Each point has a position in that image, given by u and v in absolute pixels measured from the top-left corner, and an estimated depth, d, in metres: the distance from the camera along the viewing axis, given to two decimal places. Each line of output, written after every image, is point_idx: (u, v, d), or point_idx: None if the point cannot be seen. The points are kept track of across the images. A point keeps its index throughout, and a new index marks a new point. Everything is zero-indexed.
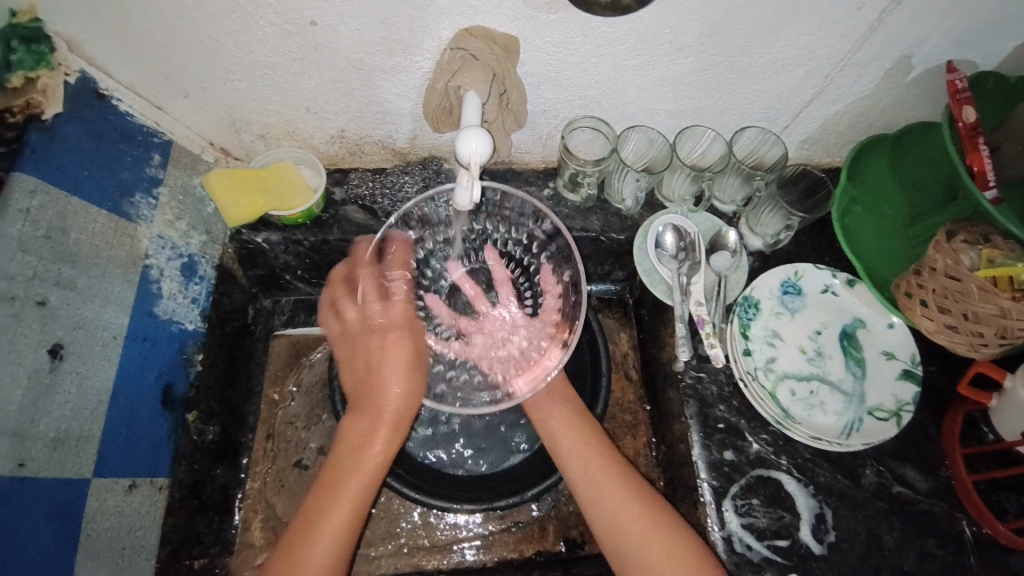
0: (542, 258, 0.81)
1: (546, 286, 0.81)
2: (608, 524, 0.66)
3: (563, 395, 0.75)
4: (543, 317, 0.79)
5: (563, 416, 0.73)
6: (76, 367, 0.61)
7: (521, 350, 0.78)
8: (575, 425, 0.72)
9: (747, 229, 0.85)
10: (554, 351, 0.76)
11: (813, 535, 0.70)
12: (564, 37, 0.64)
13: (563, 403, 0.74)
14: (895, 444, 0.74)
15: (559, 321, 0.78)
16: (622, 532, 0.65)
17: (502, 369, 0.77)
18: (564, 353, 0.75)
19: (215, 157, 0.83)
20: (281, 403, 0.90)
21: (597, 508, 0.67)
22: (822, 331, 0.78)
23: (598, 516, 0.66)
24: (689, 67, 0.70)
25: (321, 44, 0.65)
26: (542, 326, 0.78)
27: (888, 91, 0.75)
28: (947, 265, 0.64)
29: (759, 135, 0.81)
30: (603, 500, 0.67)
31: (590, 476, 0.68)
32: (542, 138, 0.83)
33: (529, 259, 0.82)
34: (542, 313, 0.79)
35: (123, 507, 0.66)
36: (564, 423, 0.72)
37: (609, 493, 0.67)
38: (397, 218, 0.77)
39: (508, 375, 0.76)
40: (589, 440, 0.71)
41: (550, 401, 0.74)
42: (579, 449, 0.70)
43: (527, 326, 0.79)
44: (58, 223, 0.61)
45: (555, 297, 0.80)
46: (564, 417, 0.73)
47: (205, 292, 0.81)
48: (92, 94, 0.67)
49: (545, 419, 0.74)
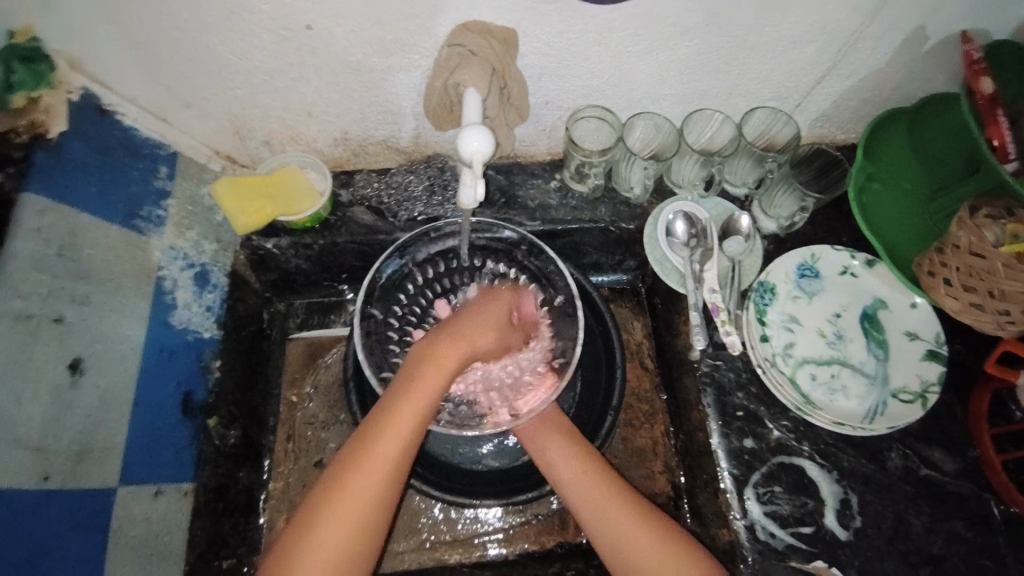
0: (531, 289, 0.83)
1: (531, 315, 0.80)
2: (619, 555, 0.64)
3: (558, 425, 0.75)
4: (536, 347, 0.78)
5: (564, 449, 0.72)
6: (96, 381, 0.63)
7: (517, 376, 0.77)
8: (574, 457, 0.71)
9: (761, 213, 0.83)
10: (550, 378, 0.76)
11: (838, 521, 0.68)
12: (564, 26, 0.63)
13: (559, 435, 0.73)
14: (920, 425, 0.72)
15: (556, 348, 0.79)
16: (629, 557, 0.64)
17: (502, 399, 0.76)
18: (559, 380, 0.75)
19: (221, 165, 0.83)
20: (299, 403, 0.92)
21: (606, 537, 0.65)
22: (842, 313, 0.76)
23: (607, 547, 0.65)
24: (695, 50, 0.68)
25: (318, 47, 0.65)
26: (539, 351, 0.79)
27: (904, 63, 0.72)
28: (971, 242, 0.62)
29: (771, 115, 0.78)
30: (613, 530, 0.65)
31: (589, 507, 0.67)
32: (546, 129, 0.81)
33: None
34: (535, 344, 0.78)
35: (150, 515, 0.68)
36: (559, 452, 0.72)
37: (615, 519, 0.66)
38: (394, 250, 0.80)
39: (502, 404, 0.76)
40: (586, 467, 0.70)
41: (549, 433, 0.74)
42: (577, 478, 0.69)
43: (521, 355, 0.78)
44: (70, 240, 0.62)
45: (544, 327, 0.79)
46: (564, 446, 0.72)
47: (219, 299, 0.82)
48: (96, 111, 0.67)
49: (541, 451, 0.73)
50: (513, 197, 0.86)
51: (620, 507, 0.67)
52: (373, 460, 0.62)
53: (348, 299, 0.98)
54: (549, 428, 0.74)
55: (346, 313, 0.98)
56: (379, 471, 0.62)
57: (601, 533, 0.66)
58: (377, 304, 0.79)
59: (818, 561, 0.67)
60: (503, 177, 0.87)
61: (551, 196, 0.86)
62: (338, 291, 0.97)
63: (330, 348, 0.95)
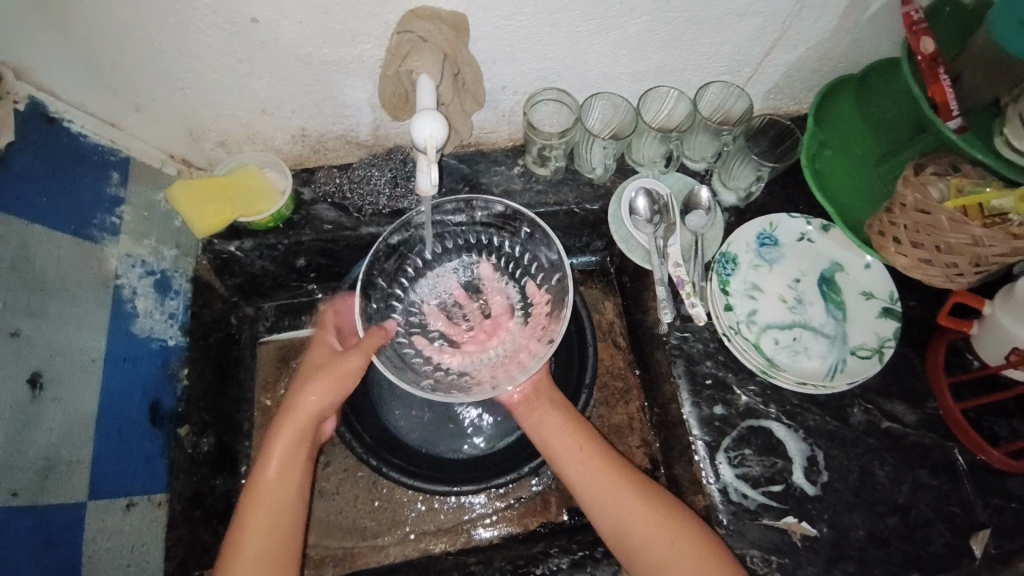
0: (534, 268, 0.81)
1: (532, 294, 0.80)
2: (617, 530, 0.66)
3: (555, 402, 0.75)
4: (533, 321, 0.78)
5: (559, 424, 0.73)
6: (58, 394, 0.62)
7: (508, 347, 0.77)
8: (569, 433, 0.72)
9: (720, 184, 0.85)
10: (540, 346, 0.75)
11: (806, 477, 0.71)
12: (514, 9, 0.64)
13: (556, 411, 0.74)
14: (879, 381, 0.75)
15: (547, 322, 0.77)
16: (631, 533, 0.65)
17: (491, 372, 0.75)
18: (549, 348, 0.73)
19: (177, 169, 0.82)
20: (275, 408, 0.91)
21: (601, 511, 0.67)
22: (801, 278, 0.79)
23: (605, 520, 0.67)
24: (644, 27, 0.69)
25: (266, 41, 0.64)
26: (531, 328, 0.77)
27: (847, 31, 0.74)
28: (916, 200, 0.64)
29: (723, 89, 0.80)
30: (615, 505, 0.67)
31: (588, 482, 0.69)
32: (505, 115, 0.82)
33: (519, 266, 0.82)
34: (532, 319, 0.78)
35: (123, 526, 0.68)
36: (555, 428, 0.72)
37: (613, 493, 0.67)
38: (383, 242, 0.78)
39: (497, 376, 0.75)
40: (587, 444, 0.71)
41: (544, 404, 0.74)
42: (575, 455, 0.71)
43: (518, 330, 0.78)
44: (22, 252, 0.60)
45: (543, 305, 0.78)
46: (558, 421, 0.73)
47: (182, 306, 0.81)
48: (41, 119, 0.64)
49: (540, 427, 0.73)
50: (477, 184, 0.86)
51: (618, 481, 0.68)
52: (266, 479, 0.67)
53: (319, 298, 0.98)
54: (545, 401, 0.74)
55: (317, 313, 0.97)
56: (276, 484, 0.66)
57: (601, 506, 0.67)
58: (383, 275, 0.79)
59: (788, 518, 0.70)
60: (465, 166, 0.87)
61: (515, 181, 0.87)
62: (308, 291, 0.97)
63: (302, 349, 0.94)
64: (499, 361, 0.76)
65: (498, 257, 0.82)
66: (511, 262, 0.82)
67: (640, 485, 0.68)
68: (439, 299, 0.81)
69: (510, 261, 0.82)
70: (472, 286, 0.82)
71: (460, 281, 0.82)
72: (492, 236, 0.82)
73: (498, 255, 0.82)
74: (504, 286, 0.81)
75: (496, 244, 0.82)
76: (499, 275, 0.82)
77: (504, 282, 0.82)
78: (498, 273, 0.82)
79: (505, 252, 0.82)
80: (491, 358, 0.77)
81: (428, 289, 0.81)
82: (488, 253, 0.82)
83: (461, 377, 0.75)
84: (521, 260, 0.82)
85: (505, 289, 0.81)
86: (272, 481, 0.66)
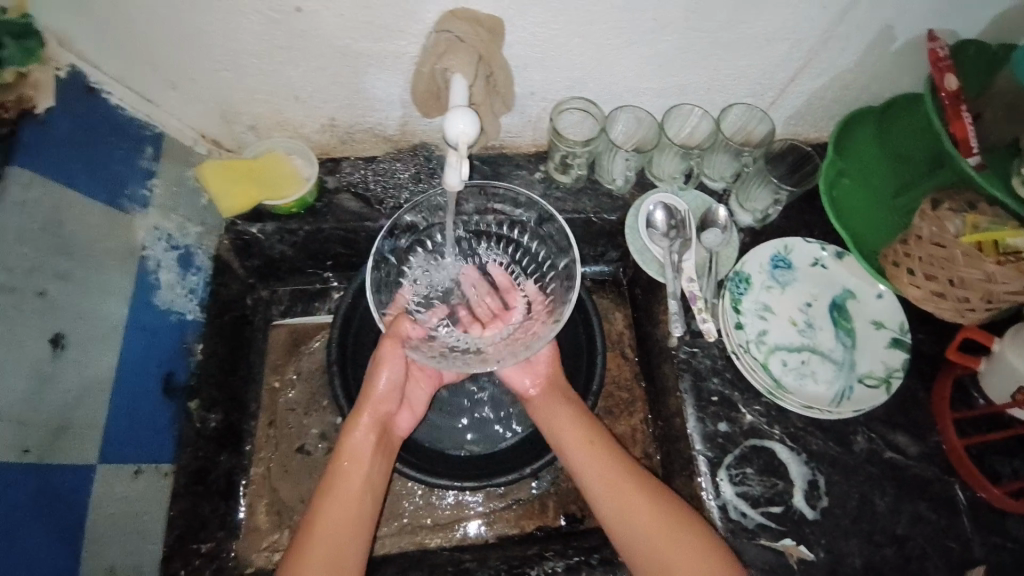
0: (547, 265, 0.82)
1: (534, 297, 0.81)
2: (620, 524, 0.67)
3: (567, 397, 0.77)
4: (535, 308, 0.79)
5: (571, 417, 0.74)
6: (78, 356, 0.63)
7: (517, 326, 0.78)
8: (579, 426, 0.73)
9: (737, 205, 0.86)
10: (544, 326, 0.74)
11: (805, 501, 0.71)
12: (548, 18, 0.65)
13: (568, 406, 0.75)
14: (885, 411, 0.75)
15: (550, 311, 0.77)
16: (632, 529, 0.66)
17: (499, 346, 0.75)
18: (551, 327, 0.72)
19: (207, 149, 0.84)
20: (282, 391, 0.92)
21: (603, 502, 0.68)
22: (812, 303, 0.79)
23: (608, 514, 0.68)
24: (674, 45, 0.71)
25: (306, 30, 0.66)
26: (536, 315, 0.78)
27: (871, 63, 0.75)
28: (932, 232, 0.65)
29: (746, 111, 0.81)
30: (621, 500, 0.67)
31: (592, 475, 0.70)
32: (532, 121, 0.84)
33: (530, 259, 0.83)
34: (535, 307, 0.79)
35: (128, 493, 0.68)
36: (567, 422, 0.74)
37: (617, 488, 0.68)
38: (389, 227, 0.76)
39: (504, 351, 0.75)
40: (594, 439, 0.72)
41: (558, 400, 0.76)
42: (583, 448, 0.72)
43: (526, 314, 0.79)
44: (53, 216, 0.62)
45: (543, 302, 0.79)
46: (569, 415, 0.75)
47: (202, 282, 0.82)
48: (82, 89, 0.67)
49: (552, 420, 0.75)
50: None
51: (624, 477, 0.69)
52: (353, 462, 0.70)
53: (333, 286, 0.99)
54: (558, 396, 0.77)
55: (330, 301, 0.98)
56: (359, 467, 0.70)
57: (604, 497, 0.68)
58: (395, 253, 0.78)
59: (786, 540, 0.70)
60: (488, 167, 0.89)
61: (536, 187, 0.88)
62: (323, 278, 0.98)
63: (313, 335, 0.95)
64: (508, 338, 0.76)
65: (507, 250, 0.84)
66: (524, 257, 0.83)
67: (644, 484, 0.68)
68: (450, 288, 0.82)
69: (522, 254, 0.83)
70: (483, 278, 0.83)
71: (473, 274, 0.83)
72: (508, 228, 0.83)
73: (508, 249, 0.84)
74: (516, 282, 0.82)
75: (506, 234, 0.83)
76: (507, 267, 0.84)
77: (512, 275, 0.83)
78: (506, 265, 0.84)
79: (515, 243, 0.83)
80: (500, 336, 0.77)
81: (439, 278, 0.82)
82: (500, 244, 0.84)
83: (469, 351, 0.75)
84: (532, 254, 0.83)
85: (515, 283, 0.83)
86: (356, 464, 0.70)
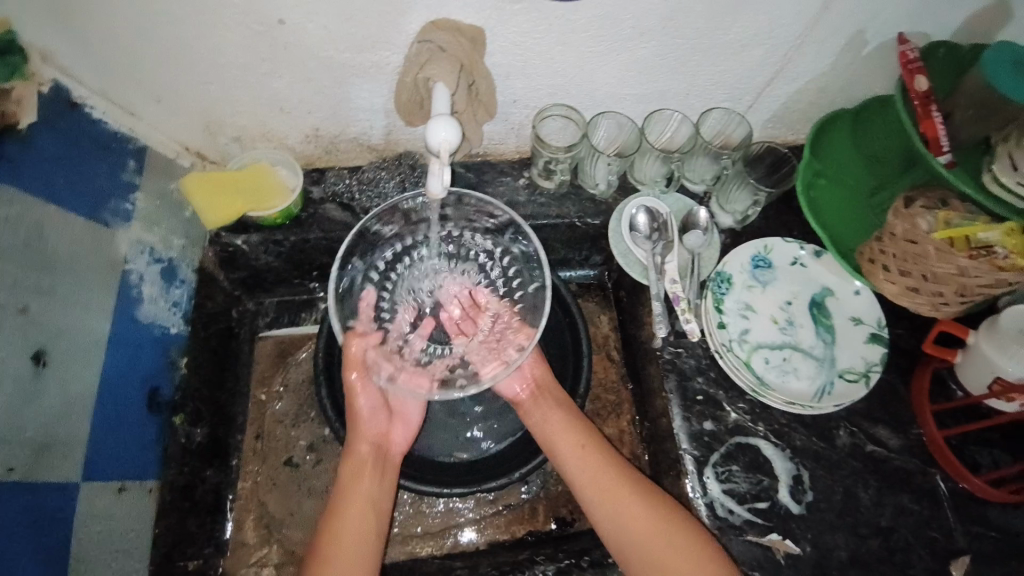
0: (515, 281, 0.82)
1: (502, 310, 0.82)
2: (618, 528, 0.67)
3: (557, 401, 0.77)
4: (506, 321, 0.80)
5: (562, 421, 0.75)
6: (60, 372, 0.62)
7: (494, 330, 0.81)
8: (571, 430, 0.74)
9: (717, 207, 0.88)
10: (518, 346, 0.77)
11: (791, 496, 0.72)
12: (530, 26, 0.66)
13: (559, 409, 0.76)
14: (865, 405, 0.77)
15: (523, 325, 0.79)
16: (627, 532, 0.66)
17: (479, 356, 0.79)
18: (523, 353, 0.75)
19: (191, 162, 0.84)
20: (269, 403, 0.91)
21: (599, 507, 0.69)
22: (793, 301, 0.81)
23: (605, 519, 0.68)
24: (654, 51, 0.72)
25: (291, 42, 0.67)
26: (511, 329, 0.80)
27: (844, 66, 0.77)
28: (906, 229, 0.67)
29: (724, 115, 0.83)
30: (616, 503, 0.68)
31: (588, 479, 0.71)
32: (515, 128, 0.85)
33: (500, 274, 0.83)
34: (505, 320, 0.81)
35: (113, 510, 0.68)
36: (559, 426, 0.75)
37: (614, 491, 0.69)
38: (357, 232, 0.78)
39: (483, 361, 0.78)
40: (586, 442, 0.73)
41: (549, 404, 0.77)
42: (576, 452, 0.73)
43: (501, 323, 0.81)
44: (35, 231, 0.62)
45: (512, 316, 0.81)
46: (561, 418, 0.75)
47: (187, 295, 0.82)
48: (65, 103, 0.67)
49: (545, 424, 0.76)
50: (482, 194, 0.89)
51: (619, 480, 0.70)
52: (357, 475, 0.72)
53: (320, 296, 0.99)
54: (548, 399, 0.77)
55: (317, 311, 0.98)
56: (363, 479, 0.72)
57: (600, 503, 0.69)
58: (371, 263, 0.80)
59: (773, 535, 0.71)
60: (472, 174, 0.90)
61: (520, 193, 0.89)
62: (310, 289, 0.98)
63: (301, 345, 0.95)
64: (487, 342, 0.80)
65: (479, 264, 0.84)
66: (496, 270, 0.83)
67: (637, 485, 0.69)
68: (429, 303, 0.84)
69: (495, 267, 0.84)
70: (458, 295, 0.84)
71: (452, 291, 0.84)
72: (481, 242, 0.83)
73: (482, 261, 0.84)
74: (487, 297, 0.83)
75: (477, 245, 0.83)
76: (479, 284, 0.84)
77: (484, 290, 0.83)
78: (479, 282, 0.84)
79: (489, 258, 0.83)
80: (479, 342, 0.80)
81: (420, 292, 0.84)
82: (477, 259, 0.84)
83: (449, 363, 0.79)
84: (502, 269, 0.83)
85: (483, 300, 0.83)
86: (360, 478, 0.72)
